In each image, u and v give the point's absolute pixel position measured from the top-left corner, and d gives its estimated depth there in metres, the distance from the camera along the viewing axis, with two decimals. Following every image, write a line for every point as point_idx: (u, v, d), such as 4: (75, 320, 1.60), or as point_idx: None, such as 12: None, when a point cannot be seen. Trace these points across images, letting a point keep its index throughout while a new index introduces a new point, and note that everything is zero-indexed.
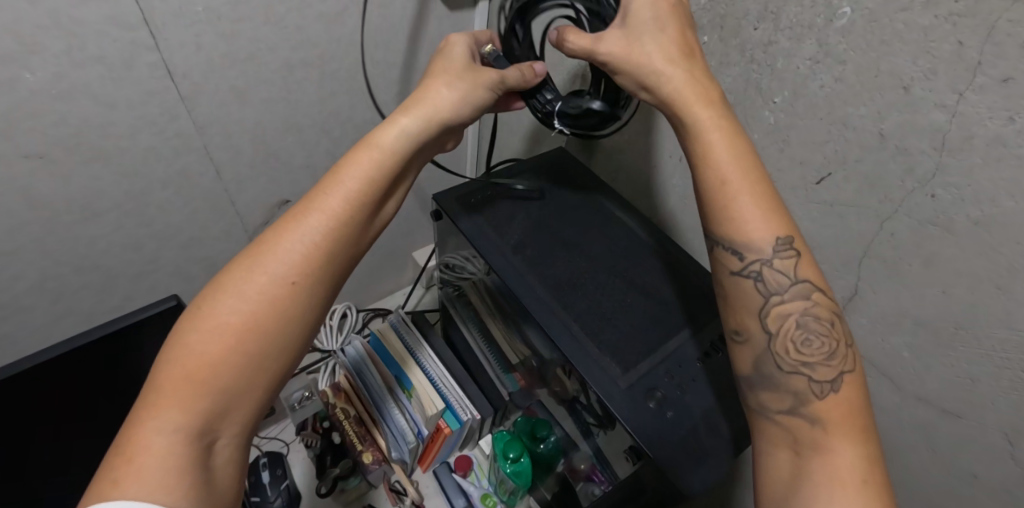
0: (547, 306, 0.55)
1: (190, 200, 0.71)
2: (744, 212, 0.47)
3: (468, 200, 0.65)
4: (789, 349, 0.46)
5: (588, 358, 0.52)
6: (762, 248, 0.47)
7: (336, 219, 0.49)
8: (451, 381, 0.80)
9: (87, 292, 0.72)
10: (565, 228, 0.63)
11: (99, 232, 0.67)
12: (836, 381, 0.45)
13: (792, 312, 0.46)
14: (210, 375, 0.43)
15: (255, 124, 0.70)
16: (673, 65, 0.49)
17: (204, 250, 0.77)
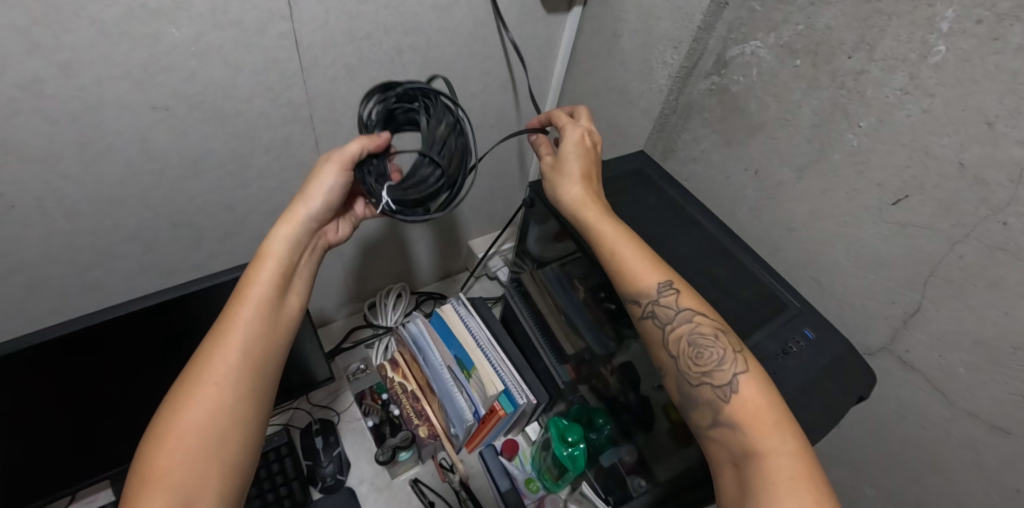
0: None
1: (285, 167, 0.74)
2: (631, 267, 0.59)
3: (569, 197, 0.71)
4: (691, 364, 0.55)
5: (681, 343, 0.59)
6: (650, 291, 0.58)
7: (248, 325, 0.56)
8: (509, 366, 0.83)
9: (176, 246, 0.74)
10: (656, 229, 0.69)
11: (200, 190, 0.70)
12: (733, 381, 0.52)
13: (685, 334, 0.56)
14: (171, 471, 0.48)
15: (356, 101, 0.73)
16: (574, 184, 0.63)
17: (287, 218, 0.80)
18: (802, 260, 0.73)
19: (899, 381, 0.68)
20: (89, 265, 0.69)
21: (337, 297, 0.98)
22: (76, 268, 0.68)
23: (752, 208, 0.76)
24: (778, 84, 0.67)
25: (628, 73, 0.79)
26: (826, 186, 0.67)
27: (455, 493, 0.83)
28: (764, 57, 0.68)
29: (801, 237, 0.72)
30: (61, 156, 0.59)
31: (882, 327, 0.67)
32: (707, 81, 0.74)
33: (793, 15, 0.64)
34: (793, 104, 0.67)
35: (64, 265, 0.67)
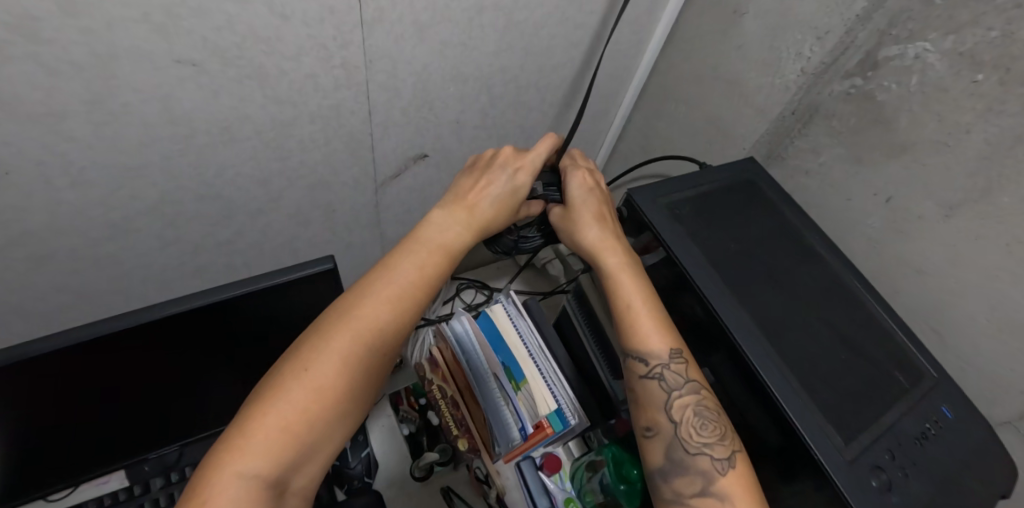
0: (760, 345, 0.48)
1: (331, 139, 0.61)
2: (643, 327, 0.52)
3: (667, 205, 0.56)
4: (690, 431, 0.48)
5: (811, 415, 0.45)
6: (661, 354, 0.51)
7: (421, 272, 0.47)
8: (562, 380, 0.74)
9: (202, 222, 0.63)
10: (769, 260, 0.55)
11: (232, 160, 0.57)
12: (732, 457, 0.47)
13: (689, 403, 0.49)
14: (302, 419, 0.40)
15: (418, 66, 0.59)
16: (594, 231, 0.55)
17: (327, 196, 0.68)
18: (927, 311, 0.61)
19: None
20: (100, 239, 0.59)
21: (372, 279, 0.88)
22: (85, 242, 0.58)
23: (876, 243, 0.63)
24: (947, 100, 0.53)
25: (747, 61, 0.66)
26: (980, 232, 0.54)
27: None
28: (935, 65, 0.53)
29: (932, 285, 0.60)
30: (66, 114, 0.46)
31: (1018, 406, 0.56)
32: (845, 83, 0.61)
33: (985, 15, 0.48)
34: (960, 129, 0.53)
35: (69, 238, 0.56)
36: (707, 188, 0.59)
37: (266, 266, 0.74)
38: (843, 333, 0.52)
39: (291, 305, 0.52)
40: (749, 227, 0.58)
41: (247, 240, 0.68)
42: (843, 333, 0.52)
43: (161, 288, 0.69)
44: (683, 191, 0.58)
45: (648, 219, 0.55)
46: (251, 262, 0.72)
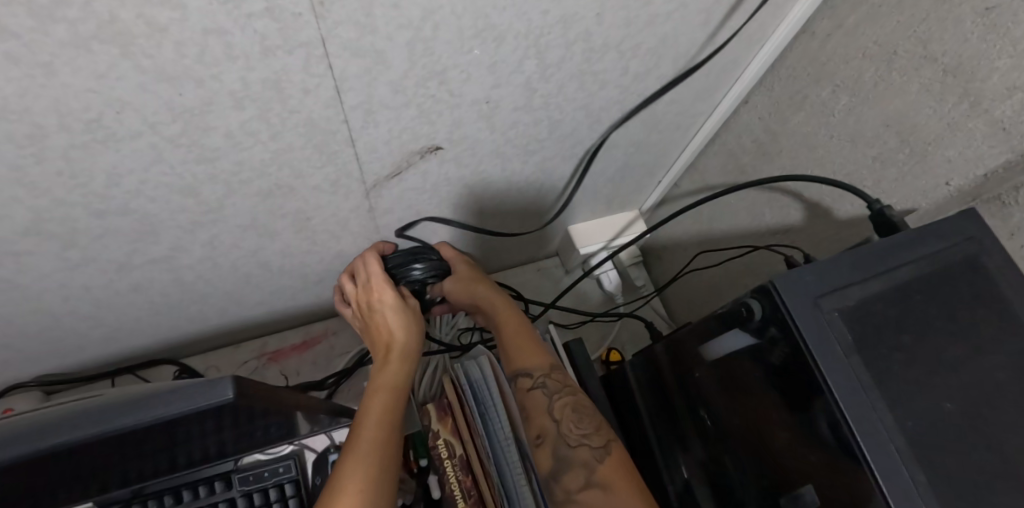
0: None
1: (282, 130, 0.38)
2: (518, 346, 0.56)
3: (843, 314, 0.31)
4: (571, 426, 0.49)
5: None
6: (542, 365, 0.54)
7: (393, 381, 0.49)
8: None
9: (118, 239, 0.45)
10: (1006, 436, 0.31)
11: (123, 165, 0.37)
12: (608, 444, 0.48)
13: (567, 403, 0.51)
14: None
15: (410, 17, 0.33)
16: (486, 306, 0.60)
17: (293, 202, 0.47)
18: None
19: None
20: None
21: None
22: None
23: None
24: None
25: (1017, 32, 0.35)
26: None
27: None
28: None
29: None
30: None
31: None
32: None
33: None
34: None
35: None
36: (908, 274, 0.34)
37: (229, 279, 0.56)
38: None
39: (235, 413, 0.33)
40: (970, 362, 0.32)
41: (192, 255, 0.50)
42: None
43: (94, 306, 0.53)
44: (865, 284, 0.32)
45: (804, 345, 0.31)
46: (207, 275, 0.54)
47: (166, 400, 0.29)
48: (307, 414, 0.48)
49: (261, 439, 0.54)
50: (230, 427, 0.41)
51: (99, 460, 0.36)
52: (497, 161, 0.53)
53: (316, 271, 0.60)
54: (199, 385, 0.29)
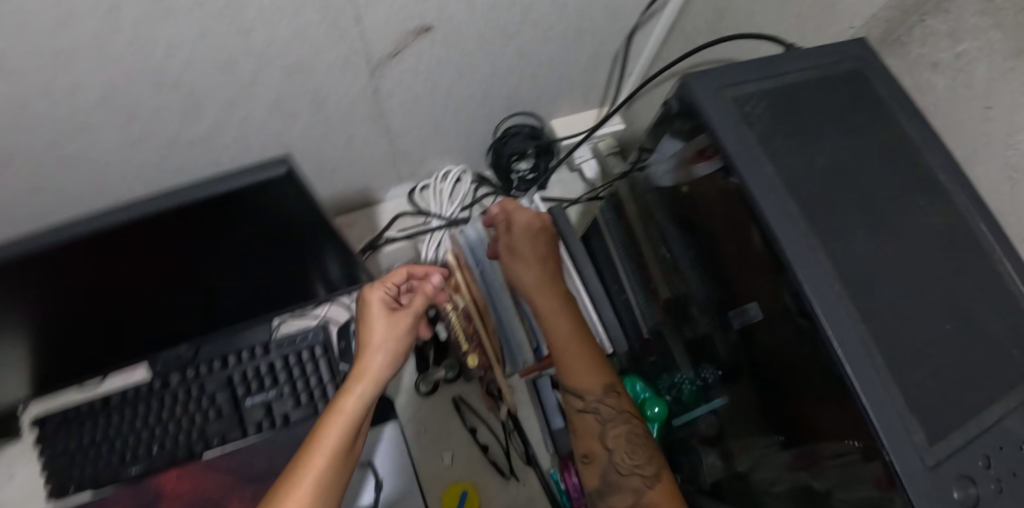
0: (838, 310, 0.36)
1: (302, 7, 0.48)
2: (577, 366, 0.61)
3: (738, 102, 0.42)
4: (621, 456, 0.58)
5: (888, 400, 0.34)
6: (594, 389, 0.61)
7: (344, 415, 0.53)
8: (585, 299, 0.67)
9: (168, 114, 0.55)
10: (865, 182, 0.41)
11: (177, 39, 0.46)
12: (659, 475, 0.57)
13: (621, 431, 0.59)
14: None
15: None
16: (553, 300, 0.63)
17: (310, 81, 0.57)
18: None
19: None
20: (58, 137, 0.52)
21: (382, 175, 0.78)
22: (42, 140, 0.52)
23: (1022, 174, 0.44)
24: None
25: None
26: None
27: (501, 422, 0.75)
28: None
29: None
30: None
31: None
32: None
33: None
34: None
35: (20, 135, 0.51)
36: (790, 79, 0.44)
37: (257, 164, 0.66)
38: (936, 287, 0.39)
39: (284, 204, 0.44)
40: (839, 131, 0.43)
41: (228, 135, 0.60)
42: (938, 288, 0.39)
43: (146, 187, 0.64)
44: (760, 81, 0.43)
45: (708, 123, 0.41)
46: (239, 158, 0.64)
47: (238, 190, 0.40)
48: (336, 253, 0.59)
49: (288, 290, 0.67)
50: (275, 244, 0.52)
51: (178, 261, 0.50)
52: (481, 47, 0.62)
53: (332, 160, 0.70)
54: (257, 168, 0.39)
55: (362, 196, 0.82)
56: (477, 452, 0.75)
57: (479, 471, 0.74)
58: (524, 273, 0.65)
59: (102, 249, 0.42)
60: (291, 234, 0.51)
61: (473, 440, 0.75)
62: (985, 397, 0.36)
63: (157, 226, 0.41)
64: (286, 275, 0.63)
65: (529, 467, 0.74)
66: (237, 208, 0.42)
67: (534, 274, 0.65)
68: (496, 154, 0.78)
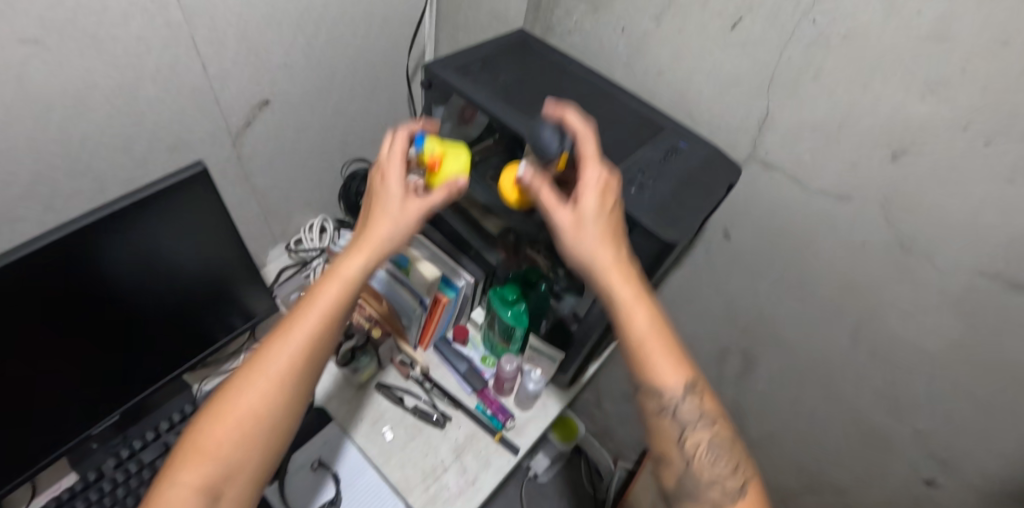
0: (538, 133, 0.69)
1: (177, 96, 0.73)
2: (658, 365, 0.57)
3: (458, 69, 0.77)
4: (701, 466, 0.57)
5: (578, 161, 0.66)
6: (682, 448, 0.58)
7: (292, 341, 0.60)
8: (442, 255, 0.89)
9: (78, 198, 0.72)
10: (537, 89, 0.77)
11: (88, 131, 0.67)
12: (741, 487, 0.56)
13: (698, 445, 0.58)
14: (216, 446, 0.56)
15: (246, 17, 0.73)
16: (644, 311, 0.58)
17: (189, 154, 0.79)
18: (675, 101, 0.85)
19: (767, 184, 0.83)
20: None
21: (260, 238, 0.98)
22: None
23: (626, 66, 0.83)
24: None
25: None
26: (681, 26, 0.77)
27: (420, 385, 0.90)
28: None
29: (669, 79, 0.84)
30: None
31: (745, 139, 0.81)
32: None
33: None
34: None
35: None
36: (485, 57, 0.81)
37: None
38: (590, 121, 0.73)
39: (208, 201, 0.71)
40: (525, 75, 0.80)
41: None
42: (591, 122, 0.73)
43: None
44: (466, 60, 0.79)
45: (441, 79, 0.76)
46: None
47: (164, 189, 0.65)
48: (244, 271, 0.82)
49: (207, 333, 0.84)
50: (195, 261, 0.75)
51: (119, 289, 0.68)
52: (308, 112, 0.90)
53: None
54: (186, 173, 0.67)
55: None
56: (410, 414, 0.88)
57: (417, 428, 0.87)
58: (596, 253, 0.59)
59: (58, 257, 0.61)
60: (210, 243, 0.75)
61: (403, 406, 0.88)
62: (624, 155, 0.68)
63: (111, 223, 0.63)
64: (208, 309, 0.81)
65: (456, 407, 0.89)
66: (171, 205, 0.68)
67: (631, 284, 0.59)
68: (347, 192, 1.00)
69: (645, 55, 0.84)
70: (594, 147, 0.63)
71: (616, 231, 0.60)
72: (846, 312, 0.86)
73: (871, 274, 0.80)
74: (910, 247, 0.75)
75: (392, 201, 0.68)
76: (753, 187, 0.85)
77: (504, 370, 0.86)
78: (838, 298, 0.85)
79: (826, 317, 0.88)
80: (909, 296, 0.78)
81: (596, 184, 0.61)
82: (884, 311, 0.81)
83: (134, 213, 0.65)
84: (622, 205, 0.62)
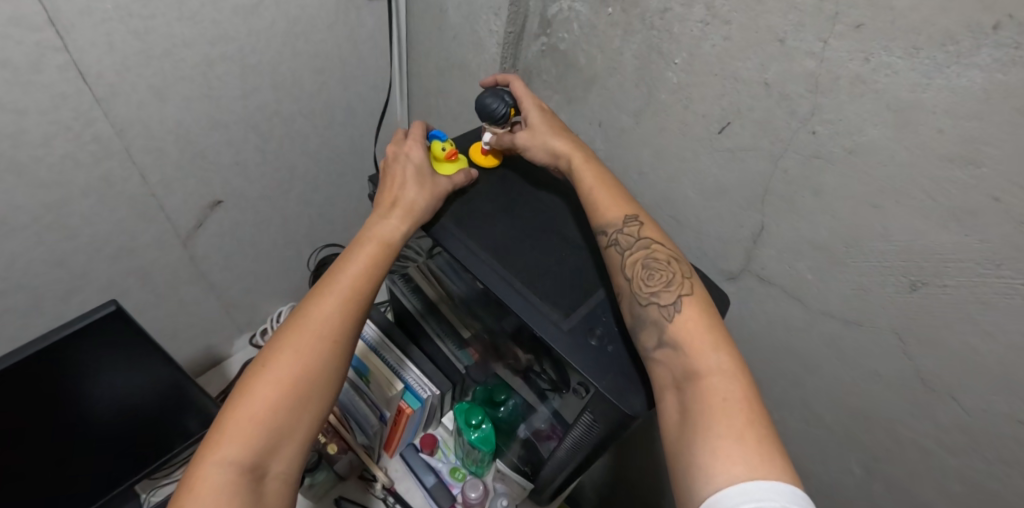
0: (488, 265, 0.59)
1: (116, 207, 0.68)
2: (600, 201, 0.60)
3: None
4: (680, 325, 0.51)
5: (533, 306, 0.56)
6: (666, 301, 0.53)
7: (335, 303, 0.54)
8: (406, 362, 0.81)
9: (9, 319, 0.67)
10: (491, 200, 0.67)
11: (15, 253, 0.62)
12: (689, 293, 0.53)
13: (693, 310, 0.52)
14: (266, 411, 0.48)
15: (187, 124, 0.69)
16: (556, 140, 0.65)
17: (135, 260, 0.74)
18: (659, 201, 0.77)
19: (764, 297, 0.73)
20: None
21: (221, 329, 0.93)
22: None
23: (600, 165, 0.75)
24: (599, 34, 0.68)
25: (463, 46, 0.78)
26: (661, 125, 0.70)
27: (382, 500, 0.83)
28: (580, 11, 0.68)
29: (653, 178, 0.75)
30: None
31: (737, 250, 0.72)
32: (538, 43, 0.75)
33: None
34: (615, 53, 0.69)
35: None
36: None
37: None
38: (550, 244, 0.63)
39: (124, 331, 0.64)
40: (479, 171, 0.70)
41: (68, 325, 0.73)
42: (551, 244, 0.63)
43: None
44: None
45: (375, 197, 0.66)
46: None
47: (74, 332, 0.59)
48: (185, 393, 0.75)
49: (147, 461, 0.77)
50: (124, 392, 0.68)
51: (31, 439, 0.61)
52: (266, 204, 0.85)
53: (174, 326, 0.85)
54: (101, 308, 0.62)
55: (210, 356, 0.94)
56: None
57: None
58: (591, 178, 0.62)
59: None
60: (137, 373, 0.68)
61: None
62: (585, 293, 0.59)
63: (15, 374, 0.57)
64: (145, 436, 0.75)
65: None
66: (86, 345, 0.61)
67: (603, 184, 0.61)
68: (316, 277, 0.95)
69: (626, 151, 0.76)
70: (532, 99, 0.67)
71: (559, 125, 0.67)
72: (861, 443, 0.74)
73: (891, 410, 0.68)
74: (932, 386, 0.62)
75: (409, 179, 0.62)
76: (748, 298, 0.75)
77: (471, 496, 0.81)
78: (851, 427, 0.74)
79: (839, 445, 0.77)
80: (942, 439, 0.64)
81: (558, 151, 0.64)
82: (903, 445, 0.69)
83: (41, 359, 0.58)
84: (581, 369, 0.52)
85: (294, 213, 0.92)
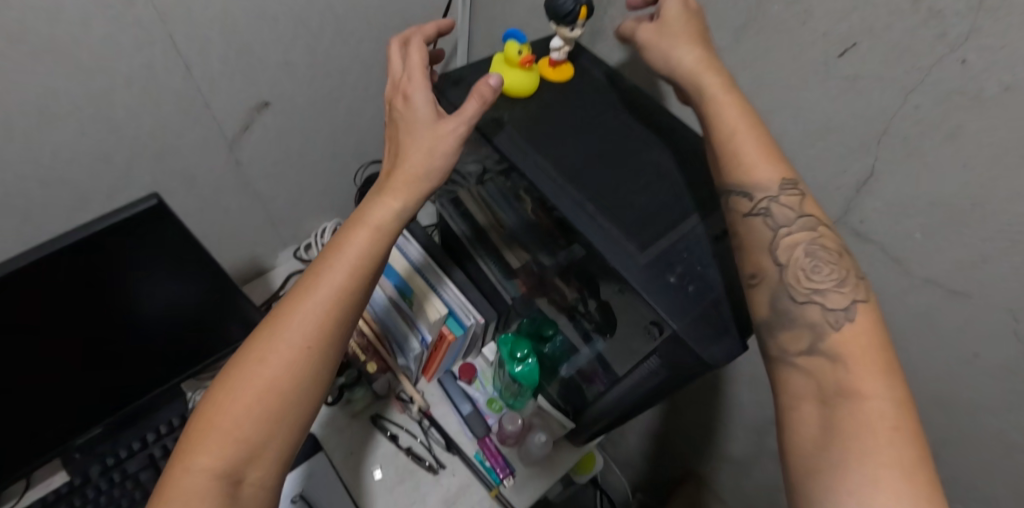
0: (559, 183, 0.53)
1: (159, 102, 0.64)
2: (743, 150, 0.48)
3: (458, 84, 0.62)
4: (846, 336, 0.43)
5: (607, 233, 0.50)
6: (835, 305, 0.44)
7: (330, 283, 0.46)
8: (451, 287, 0.77)
9: (57, 209, 0.66)
10: (565, 113, 0.59)
11: (59, 142, 0.60)
12: (858, 299, 0.44)
13: (857, 328, 0.43)
14: (245, 402, 0.44)
15: (232, 13, 0.63)
16: (685, 48, 0.52)
17: (180, 160, 0.71)
18: None
19: (854, 256, 0.65)
20: None
21: (266, 240, 0.92)
22: None
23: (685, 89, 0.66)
24: None
25: None
26: (768, 44, 0.60)
27: (417, 423, 0.83)
28: None
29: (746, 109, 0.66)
30: None
31: (833, 200, 0.63)
32: None
33: None
34: None
35: None
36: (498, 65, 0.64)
37: None
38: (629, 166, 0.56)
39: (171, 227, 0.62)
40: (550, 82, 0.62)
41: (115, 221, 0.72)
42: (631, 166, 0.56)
43: None
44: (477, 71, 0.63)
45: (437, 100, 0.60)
46: None
47: (117, 224, 0.57)
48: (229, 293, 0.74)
49: (191, 356, 0.78)
50: (171, 288, 0.67)
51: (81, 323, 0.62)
52: (314, 111, 0.80)
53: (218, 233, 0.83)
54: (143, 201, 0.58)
55: (253, 267, 0.93)
56: (403, 455, 0.80)
57: (408, 472, 0.79)
58: (736, 118, 0.49)
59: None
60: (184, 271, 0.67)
61: (396, 445, 0.80)
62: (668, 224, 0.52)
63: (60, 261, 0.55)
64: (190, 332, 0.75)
65: (453, 453, 0.81)
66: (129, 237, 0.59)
67: (742, 118, 0.49)
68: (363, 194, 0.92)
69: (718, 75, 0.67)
70: None
71: (701, 22, 0.54)
72: (934, 423, 0.67)
73: (981, 394, 0.60)
74: None
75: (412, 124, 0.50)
76: None
77: (507, 428, 0.78)
78: (927, 406, 0.67)
79: None
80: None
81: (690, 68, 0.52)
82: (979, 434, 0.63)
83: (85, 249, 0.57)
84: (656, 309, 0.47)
85: (345, 124, 0.86)
